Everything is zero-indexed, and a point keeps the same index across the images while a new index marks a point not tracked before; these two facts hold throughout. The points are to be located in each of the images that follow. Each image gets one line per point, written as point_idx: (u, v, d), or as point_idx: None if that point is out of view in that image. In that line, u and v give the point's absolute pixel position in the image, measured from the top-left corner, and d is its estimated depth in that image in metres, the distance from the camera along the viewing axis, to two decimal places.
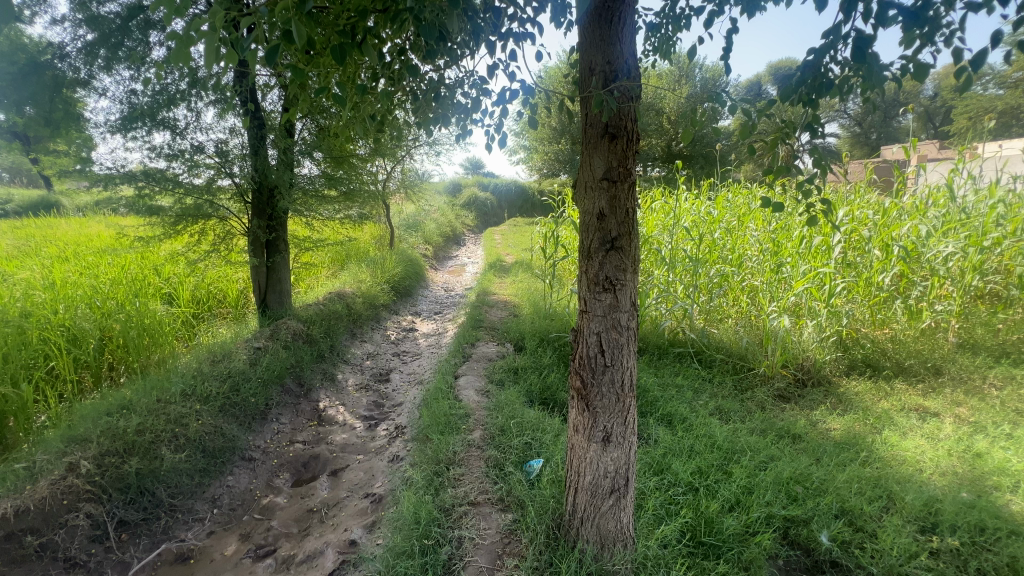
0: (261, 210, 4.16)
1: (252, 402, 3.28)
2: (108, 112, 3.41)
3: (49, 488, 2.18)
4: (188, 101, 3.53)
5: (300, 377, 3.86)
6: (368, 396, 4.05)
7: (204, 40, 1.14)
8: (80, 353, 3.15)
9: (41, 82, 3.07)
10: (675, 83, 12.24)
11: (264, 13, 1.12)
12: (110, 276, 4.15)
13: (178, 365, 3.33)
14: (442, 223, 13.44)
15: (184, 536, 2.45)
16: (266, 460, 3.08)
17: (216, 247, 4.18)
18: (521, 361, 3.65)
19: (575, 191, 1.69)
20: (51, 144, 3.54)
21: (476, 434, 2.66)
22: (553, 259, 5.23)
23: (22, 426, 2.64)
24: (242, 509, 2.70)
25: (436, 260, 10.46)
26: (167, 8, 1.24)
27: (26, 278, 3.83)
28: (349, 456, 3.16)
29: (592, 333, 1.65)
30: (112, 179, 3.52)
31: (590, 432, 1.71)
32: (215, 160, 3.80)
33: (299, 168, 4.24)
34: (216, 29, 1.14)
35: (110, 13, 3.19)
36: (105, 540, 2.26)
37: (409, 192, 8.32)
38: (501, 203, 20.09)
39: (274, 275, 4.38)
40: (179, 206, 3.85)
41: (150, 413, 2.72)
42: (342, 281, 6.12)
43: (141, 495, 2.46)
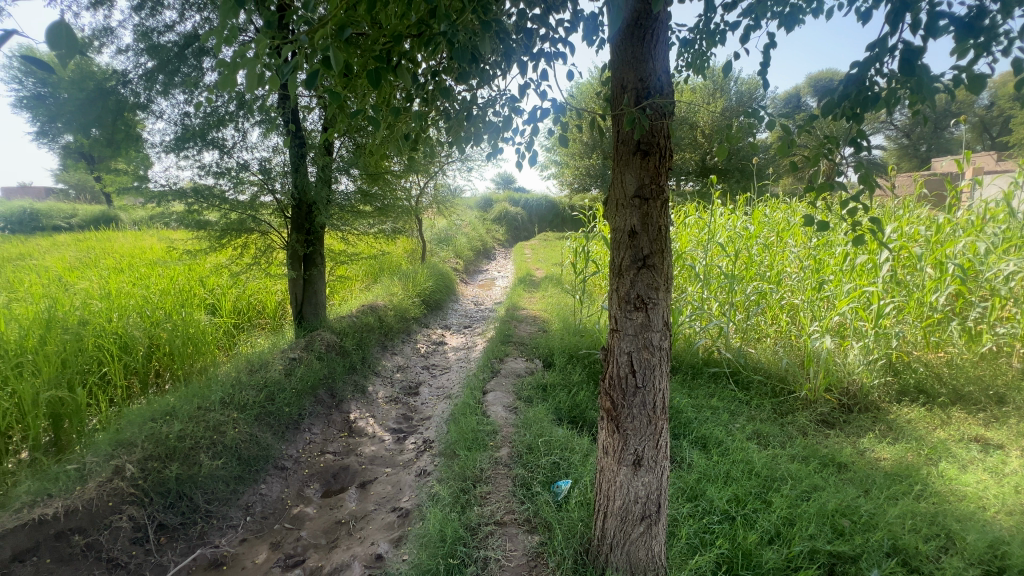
0: (299, 225, 4.32)
1: (287, 411, 3.37)
2: (163, 133, 3.64)
3: (97, 490, 2.29)
4: (236, 122, 3.72)
5: (333, 388, 3.94)
6: (397, 409, 4.09)
7: (248, 66, 1.20)
8: (130, 360, 3.32)
9: (106, 106, 3.30)
10: (709, 97, 12.06)
11: (305, 42, 1.17)
12: (160, 287, 4.39)
13: (219, 374, 3.47)
14: (473, 237, 13.63)
15: (218, 542, 2.51)
16: (297, 470, 3.13)
17: (257, 260, 4.36)
18: (550, 378, 3.61)
19: (607, 208, 1.68)
20: (112, 163, 3.79)
21: (503, 451, 2.63)
22: (583, 274, 5.19)
23: (76, 428, 2.79)
24: (273, 518, 2.74)
25: (467, 274, 10.58)
26: (218, 38, 1.31)
27: (85, 288, 4.09)
28: (378, 469, 3.18)
29: (623, 353, 1.61)
30: (164, 196, 3.75)
31: (620, 455, 1.66)
32: (258, 177, 3.99)
33: (337, 185, 4.38)
34: (260, 57, 1.20)
35: (169, 42, 3.42)
36: (145, 543, 2.34)
37: (441, 208, 8.46)
38: (532, 217, 20.20)
39: (311, 288, 4.52)
40: (224, 220, 4.05)
41: (190, 420, 2.84)
42: (375, 294, 6.25)
43: (180, 500, 2.54)
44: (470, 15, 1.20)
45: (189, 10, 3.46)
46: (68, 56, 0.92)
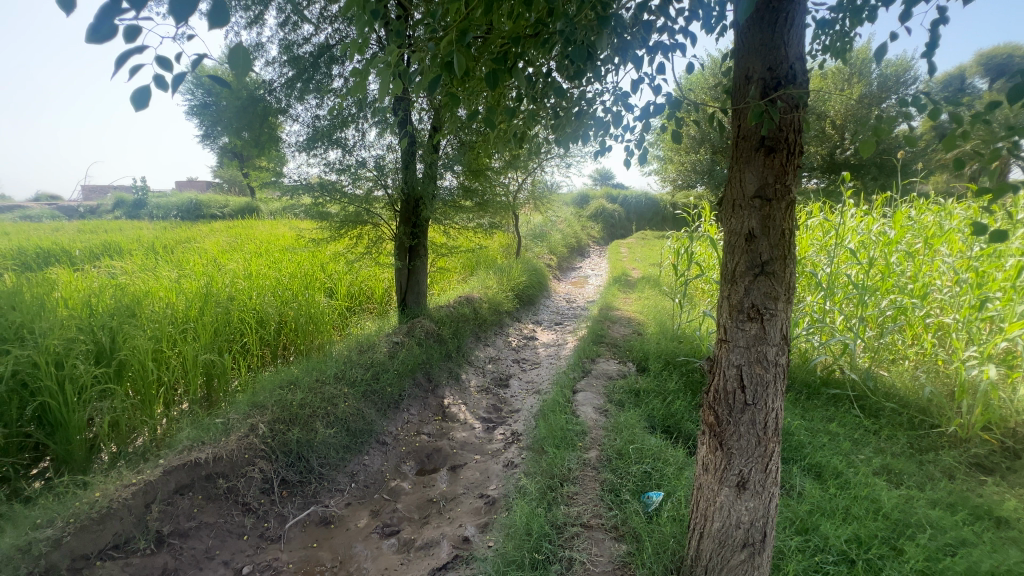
0: (407, 218, 4.63)
1: (389, 390, 3.64)
2: (298, 134, 4.10)
3: (237, 443, 2.67)
4: (357, 123, 4.08)
5: (430, 372, 4.17)
6: (488, 399, 4.22)
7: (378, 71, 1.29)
8: (264, 333, 3.82)
9: (255, 112, 3.81)
10: (843, 83, 10.68)
11: (430, 48, 1.23)
12: (290, 270, 4.98)
13: (334, 351, 3.87)
14: (568, 234, 13.56)
15: (328, 502, 2.78)
16: (396, 446, 3.38)
17: (368, 249, 4.78)
18: (643, 383, 3.47)
19: (721, 209, 1.56)
20: (257, 161, 4.36)
21: (592, 454, 2.59)
22: (684, 276, 4.92)
23: (223, 387, 3.28)
24: (374, 488, 2.99)
25: (560, 270, 10.57)
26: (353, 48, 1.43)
27: (233, 268, 4.78)
28: (467, 454, 3.32)
29: (731, 365, 1.50)
30: (296, 190, 4.22)
31: (722, 474, 1.54)
32: (373, 174, 4.32)
33: (442, 181, 4.60)
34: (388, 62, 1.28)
35: (306, 53, 3.84)
36: (271, 493, 2.67)
37: (538, 204, 8.53)
38: (630, 215, 19.57)
39: (414, 277, 4.83)
40: (343, 213, 4.47)
41: (310, 390, 3.20)
42: (471, 286, 6.50)
43: (299, 460, 2.86)
44: (589, 12, 1.19)
45: (324, 24, 3.85)
46: (242, 72, 1.06)
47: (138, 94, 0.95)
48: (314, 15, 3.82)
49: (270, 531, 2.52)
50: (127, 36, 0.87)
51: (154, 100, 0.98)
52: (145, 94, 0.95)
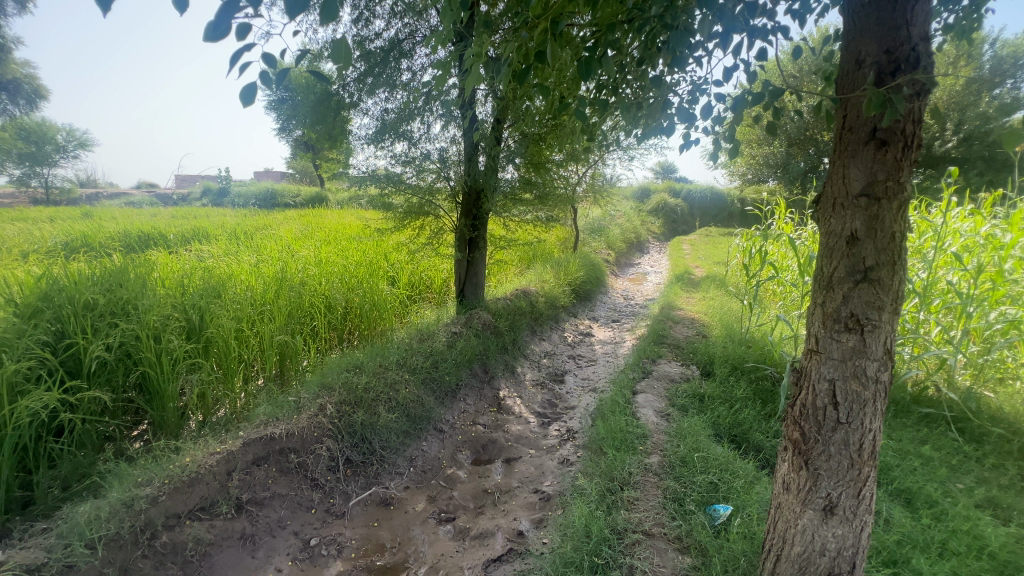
0: (468, 210, 4.68)
1: (447, 379, 3.71)
2: (367, 128, 4.23)
3: (307, 421, 2.81)
4: (423, 117, 4.14)
5: (486, 364, 4.21)
6: (543, 394, 4.20)
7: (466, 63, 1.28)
8: (332, 317, 4.02)
9: (329, 107, 3.98)
10: (948, 68, 9.57)
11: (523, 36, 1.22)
12: (356, 258, 5.19)
13: (395, 339, 4.00)
14: (627, 228, 13.23)
15: (388, 484, 2.88)
16: (453, 434, 3.44)
17: (430, 240, 4.89)
18: (708, 388, 3.32)
19: (817, 208, 1.43)
20: (329, 153, 4.55)
21: (653, 458, 2.50)
22: (754, 277, 4.63)
23: (294, 366, 3.50)
24: (431, 474, 3.06)
25: (618, 266, 10.34)
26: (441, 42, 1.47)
27: (304, 255, 5.05)
28: (522, 448, 3.32)
29: (823, 379, 1.37)
30: (364, 180, 4.34)
31: (806, 496, 1.43)
32: (437, 166, 4.39)
33: (503, 173, 4.60)
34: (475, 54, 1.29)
35: (377, 48, 3.95)
36: (337, 471, 2.79)
37: (598, 197, 8.35)
38: (693, 211, 18.77)
39: (473, 269, 4.88)
40: (407, 204, 4.57)
41: (374, 375, 3.33)
42: (528, 280, 6.50)
43: (362, 442, 2.97)
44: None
45: (395, 19, 3.96)
46: (342, 63, 1.11)
47: (245, 90, 1.03)
48: (385, 11, 3.93)
49: (335, 507, 2.64)
50: (240, 36, 0.93)
51: (257, 94, 1.07)
52: (251, 92, 1.04)
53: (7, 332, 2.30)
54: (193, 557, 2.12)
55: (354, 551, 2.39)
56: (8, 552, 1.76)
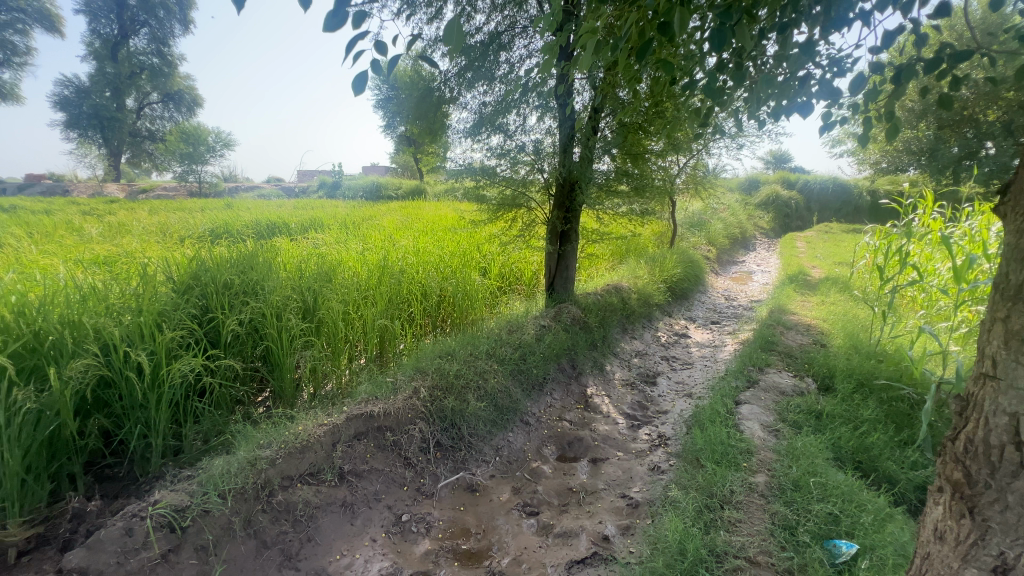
0: (561, 202, 4.60)
1: (535, 372, 3.70)
2: (465, 122, 4.30)
3: (403, 403, 2.95)
4: (519, 108, 4.13)
5: (574, 359, 4.13)
6: (633, 395, 4.02)
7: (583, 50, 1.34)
8: (427, 304, 4.20)
9: (431, 102, 4.12)
10: None
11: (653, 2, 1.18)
12: (451, 249, 5.38)
13: (486, 328, 4.08)
14: (731, 223, 12.23)
15: (475, 471, 2.92)
16: (539, 428, 3.41)
17: (522, 233, 4.90)
18: (828, 405, 2.94)
19: (1005, 200, 1.15)
20: (427, 147, 4.71)
21: (759, 478, 2.26)
22: (890, 281, 4.01)
23: (392, 348, 3.71)
24: (517, 465, 3.06)
25: (719, 263, 9.61)
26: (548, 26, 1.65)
27: (404, 245, 5.32)
28: (609, 449, 3.21)
29: (1002, 412, 1.11)
30: (460, 173, 4.41)
31: (970, 551, 1.17)
32: (531, 158, 4.37)
33: (597, 164, 4.45)
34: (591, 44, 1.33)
35: (478, 42, 4.00)
36: (428, 453, 2.89)
37: (701, 190, 7.79)
38: (810, 205, 16.84)
39: (563, 262, 4.81)
40: (499, 197, 4.57)
41: (465, 363, 3.42)
42: (620, 275, 6.26)
43: (452, 427, 3.05)
44: None
45: (495, 12, 4.00)
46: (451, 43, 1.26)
47: (357, 80, 1.06)
48: (486, 5, 3.97)
49: (425, 487, 2.74)
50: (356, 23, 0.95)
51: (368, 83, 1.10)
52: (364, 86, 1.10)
53: (166, 304, 2.69)
54: (302, 517, 2.29)
55: (441, 532, 2.47)
56: (162, 492, 2.07)
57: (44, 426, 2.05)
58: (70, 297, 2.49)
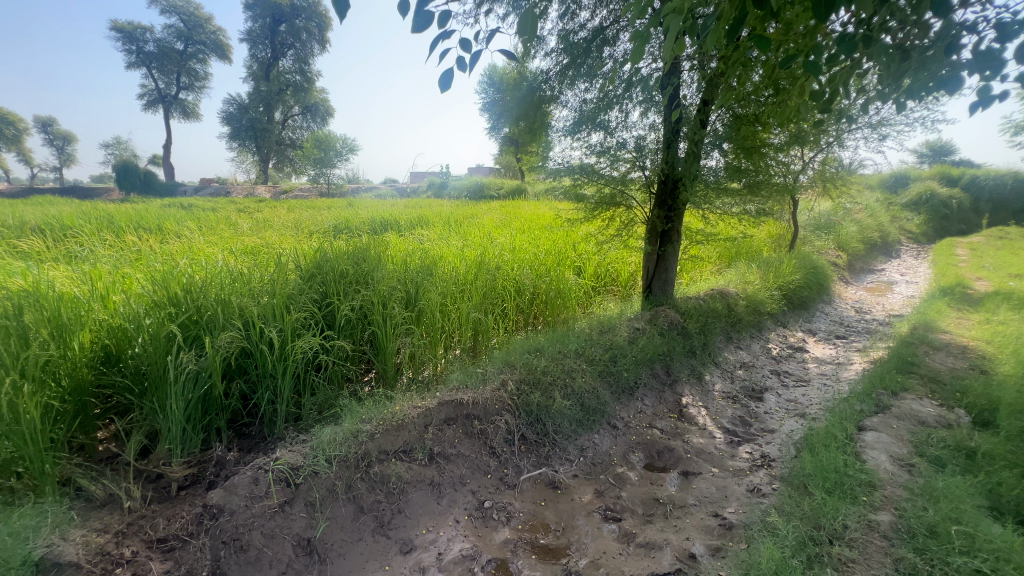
0: (663, 201, 4.39)
1: (625, 375, 3.58)
2: (565, 120, 4.29)
3: (491, 394, 3.04)
4: (621, 104, 4.03)
5: (669, 366, 3.93)
6: (734, 409, 3.70)
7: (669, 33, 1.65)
8: (521, 301, 4.28)
9: (532, 102, 4.18)
10: None
11: None
12: (546, 248, 5.41)
13: (577, 328, 4.05)
14: (869, 226, 10.66)
15: (558, 468, 2.91)
16: (626, 433, 3.29)
17: (620, 232, 4.75)
18: (985, 443, 2.44)
19: None
20: (528, 147, 4.77)
21: (882, 516, 1.96)
22: None
23: (485, 341, 3.84)
24: (601, 468, 2.98)
25: (851, 271, 8.44)
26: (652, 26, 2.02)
27: (501, 242, 5.46)
28: (703, 464, 2.99)
29: None
30: (558, 172, 4.38)
31: None
32: (632, 155, 4.23)
33: (705, 160, 4.16)
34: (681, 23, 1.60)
35: (580, 39, 3.98)
36: (513, 445, 2.94)
37: (831, 188, 6.89)
38: (978, 205, 14.05)
39: (663, 264, 4.59)
40: (598, 195, 4.48)
41: (553, 360, 3.43)
42: (727, 280, 5.80)
43: (537, 422, 3.07)
44: None
45: (600, 7, 3.95)
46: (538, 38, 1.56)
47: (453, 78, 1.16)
48: (590, 1, 3.94)
49: (508, 478, 2.79)
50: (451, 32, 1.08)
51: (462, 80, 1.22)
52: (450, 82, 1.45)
53: (294, 290, 3.07)
54: (394, 490, 2.45)
55: (521, 523, 2.50)
56: (282, 451, 2.38)
57: (200, 384, 2.47)
58: (223, 279, 2.97)
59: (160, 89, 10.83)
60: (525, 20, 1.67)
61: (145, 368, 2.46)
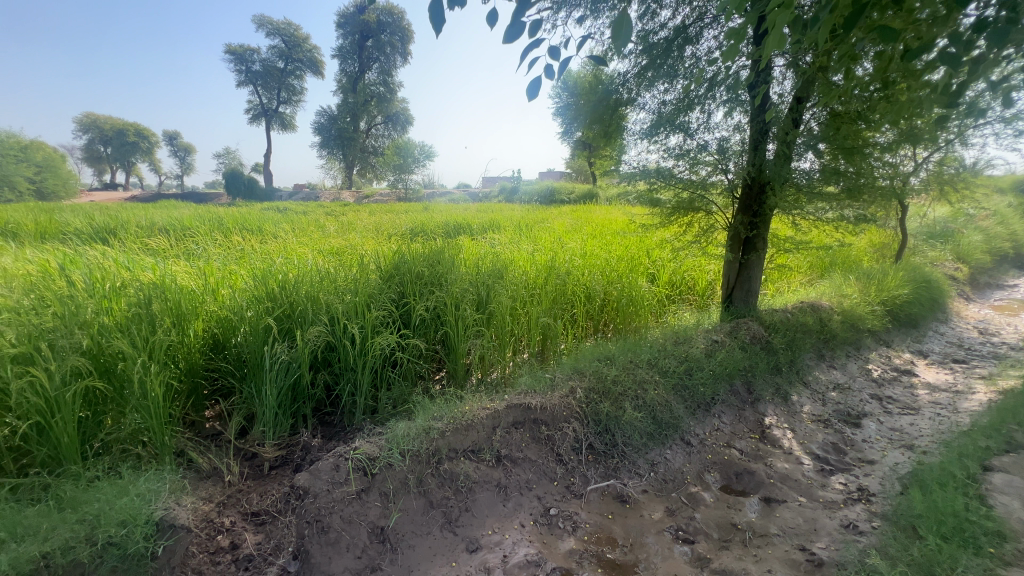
0: (747, 206, 4.12)
1: (701, 390, 3.40)
2: (642, 123, 4.16)
3: (559, 401, 3.01)
4: (703, 104, 3.85)
5: (750, 383, 3.67)
6: (826, 434, 3.37)
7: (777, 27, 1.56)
8: (591, 307, 4.21)
9: (608, 105, 4.11)
10: None
11: None
12: (618, 253, 5.28)
13: (650, 337, 3.91)
14: (996, 234, 9.29)
15: (626, 481, 2.81)
16: (701, 451, 3.11)
17: (698, 238, 4.51)
18: None
19: None
20: (602, 151, 4.69)
21: (1014, 573, 1.70)
22: None
23: (554, 346, 3.82)
24: (673, 486, 2.84)
25: (972, 286, 7.40)
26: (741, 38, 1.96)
27: (572, 247, 5.42)
28: (789, 491, 2.76)
29: None
30: (633, 176, 4.24)
31: None
32: (714, 158, 4.01)
33: (798, 162, 3.85)
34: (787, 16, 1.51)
35: (660, 39, 3.86)
36: (580, 454, 2.89)
37: (949, 191, 6.09)
38: None
39: (745, 272, 4.31)
40: (675, 200, 4.30)
41: (624, 369, 3.33)
42: (820, 292, 5.32)
43: (606, 432, 3.00)
44: None
45: (683, 5, 3.80)
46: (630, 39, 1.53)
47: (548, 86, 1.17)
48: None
49: (574, 487, 2.73)
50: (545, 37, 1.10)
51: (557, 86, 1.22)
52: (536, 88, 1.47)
53: (374, 289, 3.25)
54: (462, 488, 2.50)
55: (587, 534, 2.44)
56: (361, 442, 2.52)
57: (291, 374, 2.68)
58: (313, 278, 3.20)
59: (263, 104, 12.03)
60: (614, 23, 1.65)
61: (246, 356, 2.72)
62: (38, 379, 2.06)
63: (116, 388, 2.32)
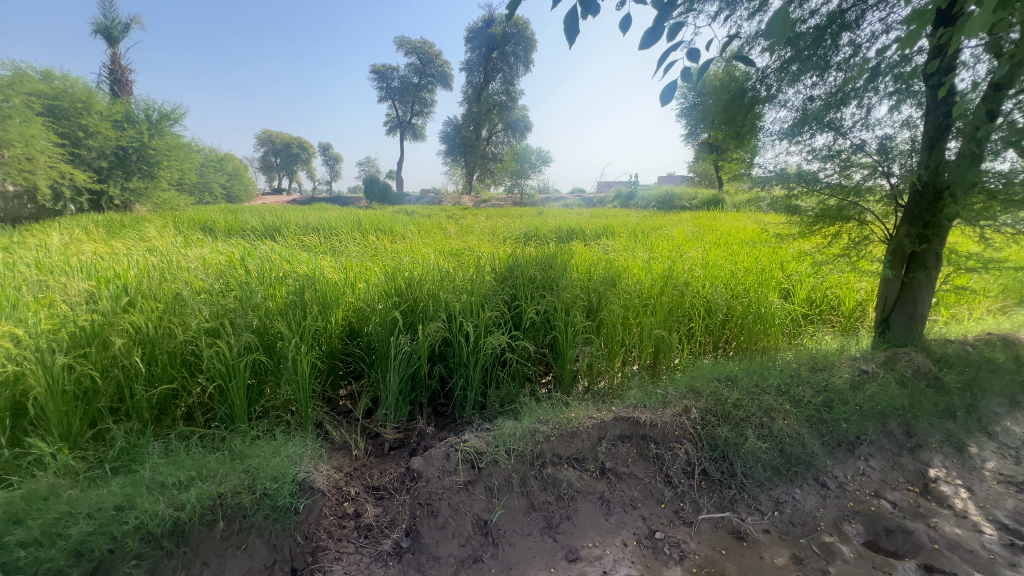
0: (916, 215, 3.49)
1: (843, 427, 2.96)
2: (783, 121, 3.74)
3: (671, 419, 2.84)
4: (861, 98, 3.34)
5: (910, 426, 3.10)
6: (1021, 501, 2.68)
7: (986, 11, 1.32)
8: (711, 322, 3.91)
9: (742, 103, 3.76)
10: None
11: None
12: (746, 265, 4.83)
13: (780, 360, 3.52)
14: None
15: (744, 517, 2.54)
16: (841, 497, 2.69)
17: (847, 252, 3.91)
18: None
19: None
20: (732, 153, 4.31)
21: None
22: None
23: (667, 361, 3.62)
24: (802, 531, 2.49)
25: None
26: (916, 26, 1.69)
27: (692, 256, 5.08)
28: (960, 563, 2.25)
29: None
30: (768, 180, 3.81)
31: None
32: (873, 159, 3.46)
33: (992, 162, 3.13)
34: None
35: (809, 28, 3.45)
36: (692, 478, 2.69)
37: None
38: None
39: (909, 294, 3.66)
40: (820, 206, 3.77)
41: (748, 393, 3.04)
42: (1015, 323, 4.30)
43: (722, 459, 2.76)
44: None
45: None
46: None
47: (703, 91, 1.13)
48: None
49: (683, 513, 2.55)
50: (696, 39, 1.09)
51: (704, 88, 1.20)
52: None
53: (489, 291, 3.39)
54: (564, 495, 2.48)
55: (695, 566, 2.25)
56: (471, 436, 2.64)
57: (411, 364, 2.90)
58: (434, 278, 3.44)
59: (400, 116, 13.37)
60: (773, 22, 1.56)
61: (376, 344, 3.01)
62: (222, 350, 2.50)
63: (275, 362, 2.72)
